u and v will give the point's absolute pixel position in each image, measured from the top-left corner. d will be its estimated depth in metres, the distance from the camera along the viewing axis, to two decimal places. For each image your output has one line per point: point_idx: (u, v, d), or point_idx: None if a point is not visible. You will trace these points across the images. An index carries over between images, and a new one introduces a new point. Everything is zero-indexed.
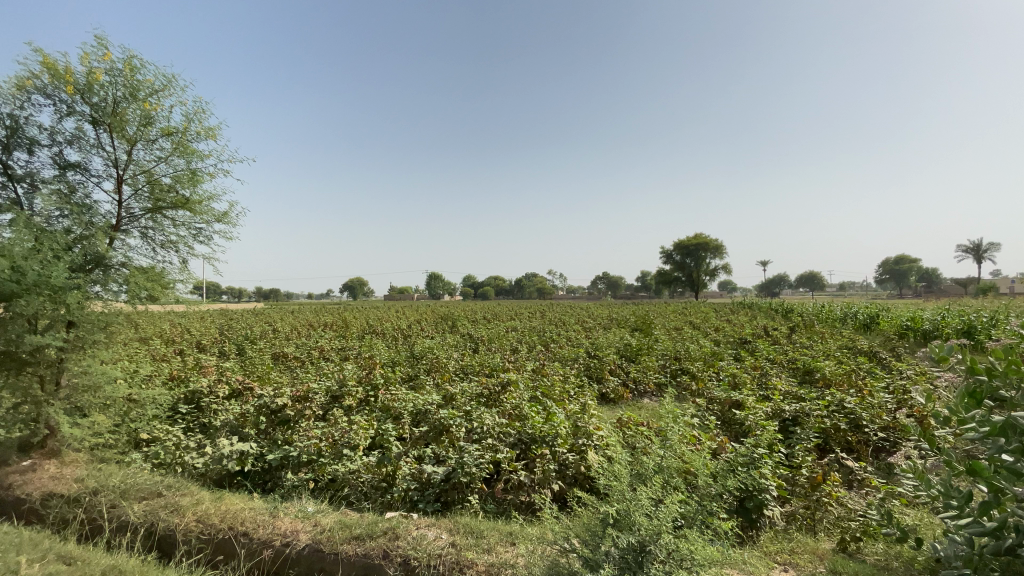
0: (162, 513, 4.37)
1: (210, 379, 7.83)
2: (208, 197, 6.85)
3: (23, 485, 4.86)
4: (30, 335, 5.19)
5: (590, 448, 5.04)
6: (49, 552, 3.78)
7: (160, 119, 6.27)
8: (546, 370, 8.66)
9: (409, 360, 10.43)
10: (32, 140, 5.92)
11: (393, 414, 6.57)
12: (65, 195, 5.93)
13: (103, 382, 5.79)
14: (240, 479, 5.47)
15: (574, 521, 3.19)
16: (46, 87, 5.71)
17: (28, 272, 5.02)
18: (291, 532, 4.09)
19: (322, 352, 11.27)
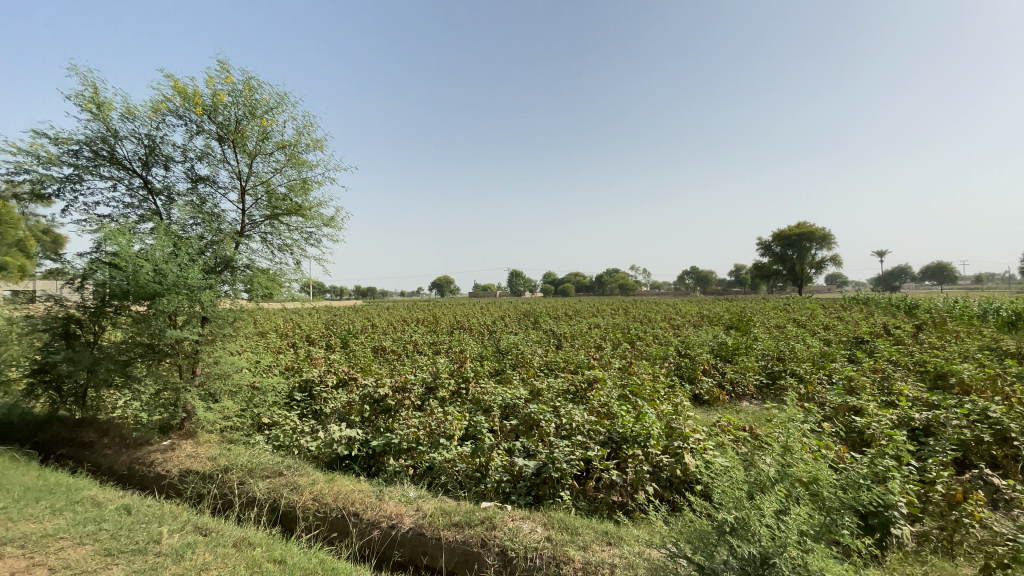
0: (283, 491, 4.85)
1: (320, 369, 8.58)
2: (317, 203, 7.47)
3: (164, 462, 5.65)
4: (172, 329, 5.96)
5: (686, 450, 4.80)
6: (188, 523, 4.33)
7: (275, 133, 6.92)
8: (635, 367, 8.42)
9: (495, 355, 10.66)
10: (167, 156, 6.79)
11: (483, 407, 6.76)
12: (198, 206, 6.76)
13: (232, 371, 6.54)
14: (348, 462, 5.91)
15: (682, 526, 3.08)
16: (178, 109, 6.52)
17: (169, 274, 5.79)
18: (396, 515, 4.35)
19: (415, 346, 11.85)
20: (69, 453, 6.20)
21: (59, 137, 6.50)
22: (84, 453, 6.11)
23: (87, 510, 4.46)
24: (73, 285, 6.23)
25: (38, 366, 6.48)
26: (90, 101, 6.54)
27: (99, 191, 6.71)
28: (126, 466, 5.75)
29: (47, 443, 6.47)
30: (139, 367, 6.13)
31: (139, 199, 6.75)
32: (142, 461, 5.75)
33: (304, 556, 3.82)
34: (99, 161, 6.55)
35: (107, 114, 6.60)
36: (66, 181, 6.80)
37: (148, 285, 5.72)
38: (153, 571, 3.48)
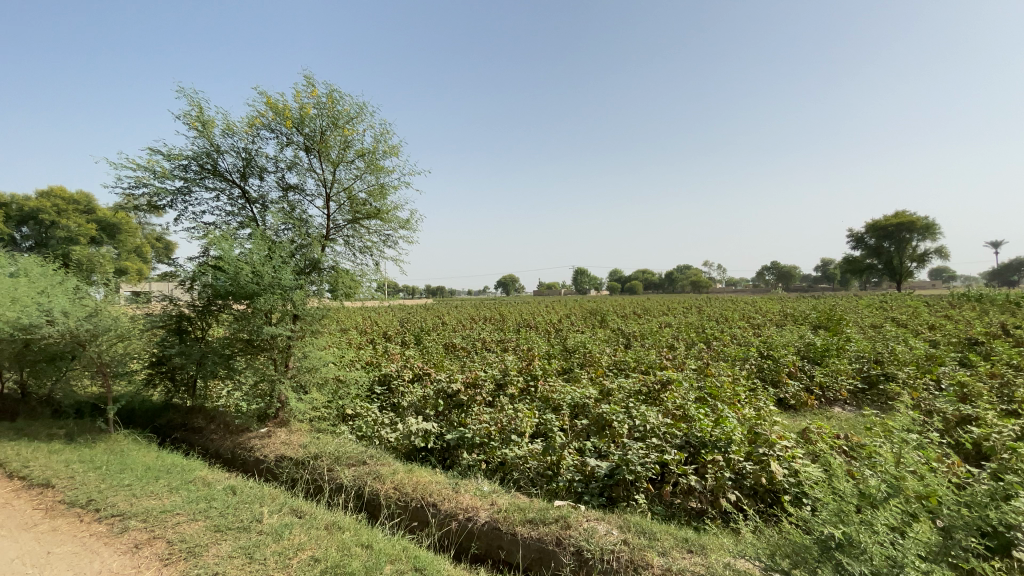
0: (367, 479, 5.13)
1: (396, 364, 8.99)
2: (393, 207, 7.81)
3: (262, 447, 6.17)
4: (267, 327, 6.49)
5: (773, 458, 4.51)
6: (284, 505, 4.69)
7: (355, 142, 7.32)
8: (711, 368, 8.06)
9: (563, 353, 10.61)
10: (262, 167, 7.39)
11: (552, 405, 6.76)
12: (289, 212, 7.31)
13: (318, 364, 7.02)
14: (424, 454, 6.13)
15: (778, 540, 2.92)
16: (271, 123, 7.08)
17: (265, 275, 6.32)
18: (472, 508, 4.47)
19: (483, 343, 12.06)
20: (184, 436, 6.94)
21: (172, 154, 7.27)
22: (196, 437, 6.82)
23: (199, 489, 4.96)
24: (185, 287, 6.95)
25: (156, 358, 7.31)
26: (197, 120, 7.26)
27: (205, 201, 7.44)
28: (230, 450, 6.35)
29: (166, 427, 7.29)
30: (241, 360, 6.74)
31: (238, 207, 7.41)
32: (243, 445, 6.32)
33: (388, 542, 4.03)
34: (204, 173, 7.25)
35: (211, 132, 7.30)
36: (177, 193, 7.60)
37: (247, 285, 6.27)
38: (256, 548, 3.82)
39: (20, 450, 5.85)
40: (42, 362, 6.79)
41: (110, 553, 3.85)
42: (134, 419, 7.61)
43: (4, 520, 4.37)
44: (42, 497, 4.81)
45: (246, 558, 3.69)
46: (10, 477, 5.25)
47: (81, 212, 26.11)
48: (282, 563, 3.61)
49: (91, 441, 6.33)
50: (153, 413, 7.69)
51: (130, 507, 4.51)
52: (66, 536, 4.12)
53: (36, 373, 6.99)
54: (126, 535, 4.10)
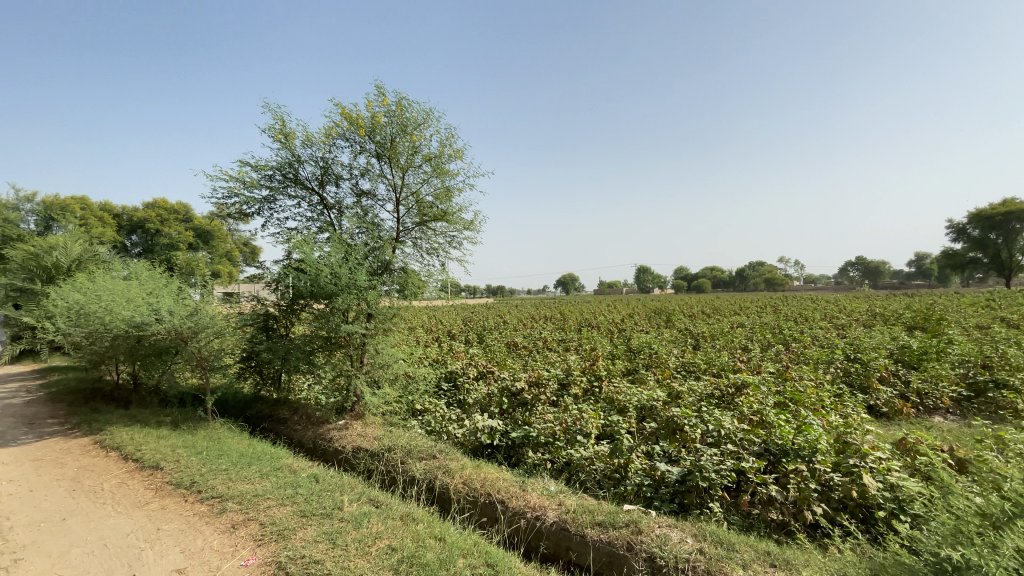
0: (437, 473, 5.29)
1: (462, 362, 9.21)
2: (458, 209, 8.00)
3: (341, 438, 6.54)
4: (344, 325, 6.88)
5: (865, 469, 4.16)
6: (362, 494, 4.95)
7: (422, 147, 7.57)
8: (790, 371, 7.57)
9: (628, 354, 10.38)
10: (337, 175, 7.83)
11: (618, 406, 6.64)
12: (362, 217, 7.70)
13: (390, 361, 7.34)
14: (490, 450, 6.24)
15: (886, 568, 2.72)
16: (345, 133, 7.48)
17: (342, 276, 6.70)
18: (540, 507, 4.48)
19: (545, 343, 12.05)
20: (271, 426, 7.50)
21: (259, 165, 7.87)
22: (282, 427, 7.35)
23: (286, 476, 5.34)
24: (270, 288, 7.50)
25: (246, 354, 7.95)
26: (280, 133, 7.80)
27: (288, 209, 7.99)
28: (311, 441, 6.78)
29: (255, 417, 7.91)
30: (321, 356, 7.18)
31: (317, 213, 7.89)
32: (323, 436, 6.73)
33: (460, 536, 4.13)
34: (287, 183, 7.79)
35: (292, 143, 7.82)
36: (264, 202, 8.22)
37: (327, 285, 6.67)
38: (338, 534, 4.05)
39: (135, 435, 6.58)
40: (151, 357, 7.59)
41: (211, 532, 4.23)
42: (229, 409, 8.35)
43: (124, 497, 4.92)
44: (154, 477, 5.38)
45: (330, 543, 3.92)
46: (128, 458, 5.91)
47: (181, 221, 28.86)
48: (362, 550, 3.80)
49: (193, 428, 6.99)
50: (244, 404, 8.38)
51: (227, 490, 4.94)
52: (174, 514, 4.58)
53: (147, 366, 7.83)
54: (225, 515, 4.50)
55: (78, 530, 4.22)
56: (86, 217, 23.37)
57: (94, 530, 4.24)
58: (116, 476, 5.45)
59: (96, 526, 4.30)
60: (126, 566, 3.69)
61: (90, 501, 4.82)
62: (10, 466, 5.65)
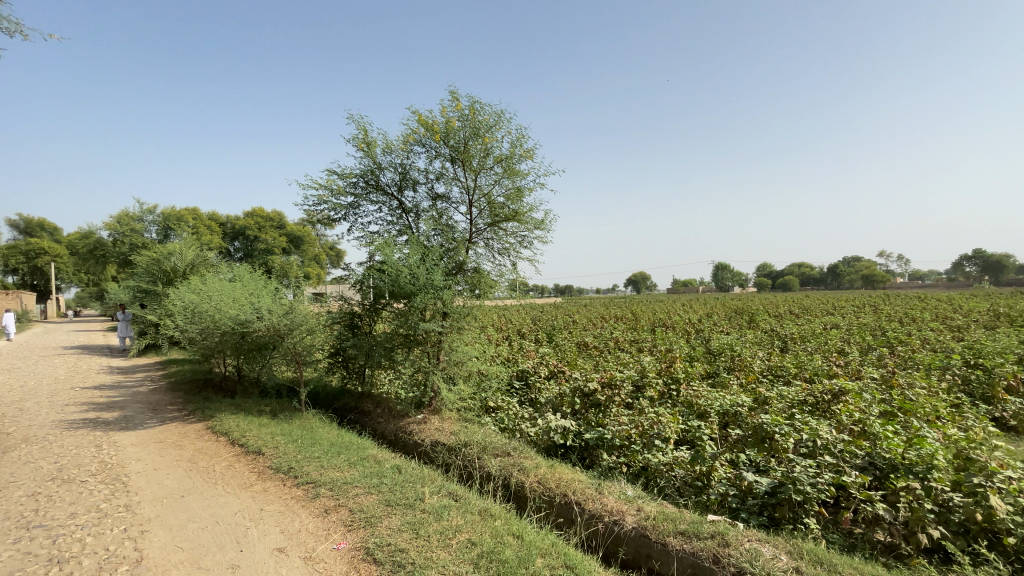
0: (513, 471, 5.35)
1: (533, 361, 9.24)
2: (529, 209, 8.04)
3: (420, 432, 6.82)
4: (422, 323, 7.15)
5: (992, 490, 3.62)
6: (442, 487, 5.11)
7: (494, 149, 7.68)
8: (896, 378, 6.82)
9: (707, 356, 9.88)
10: (414, 180, 8.16)
11: (698, 411, 6.33)
12: (437, 219, 7.98)
13: (464, 359, 7.52)
14: (564, 450, 6.20)
15: None
16: (422, 139, 7.77)
17: (420, 277, 6.98)
18: (618, 511, 4.38)
19: (617, 343, 11.78)
20: (357, 417, 7.97)
21: (344, 174, 8.39)
22: (367, 419, 7.78)
23: (371, 465, 5.65)
24: (354, 288, 7.96)
25: (334, 350, 8.51)
26: (363, 142, 8.26)
27: (370, 214, 8.45)
28: (393, 433, 7.11)
29: (343, 409, 8.45)
30: (400, 353, 7.52)
31: (396, 217, 8.28)
32: (403, 429, 7.04)
33: (538, 535, 4.13)
34: (369, 189, 8.23)
35: (373, 151, 8.25)
36: (349, 208, 8.75)
37: (406, 285, 6.98)
38: (420, 525, 4.20)
39: (240, 422, 7.25)
40: (253, 351, 8.34)
41: (306, 515, 4.56)
42: (319, 401, 8.99)
43: (232, 479, 5.44)
44: (257, 461, 5.90)
45: (413, 533, 4.08)
46: (235, 443, 6.54)
47: (275, 228, 31.41)
48: (443, 542, 3.92)
49: (288, 418, 7.59)
50: (332, 397, 8.98)
51: (319, 477, 5.30)
52: (274, 496, 4.99)
53: (249, 360, 8.61)
54: (318, 500, 4.84)
55: (194, 506, 4.71)
56: (197, 225, 26.13)
57: (207, 507, 4.72)
58: (225, 459, 6.04)
59: (209, 504, 4.79)
60: (236, 542, 4.07)
61: (204, 481, 5.38)
62: (140, 446, 6.44)
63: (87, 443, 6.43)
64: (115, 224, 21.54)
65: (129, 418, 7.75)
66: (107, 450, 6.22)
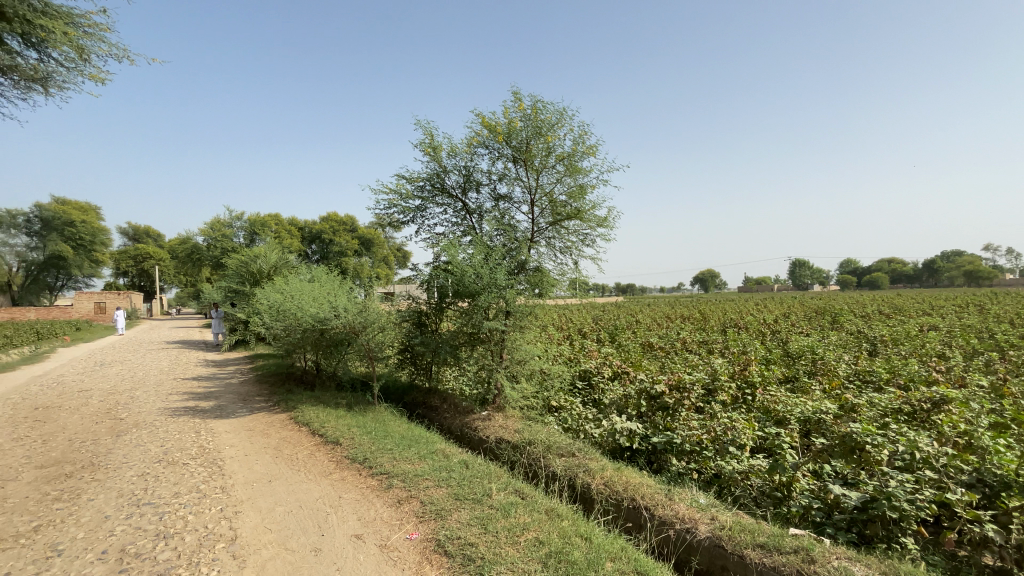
0: (578, 471, 5.30)
1: (596, 361, 9.11)
2: (592, 206, 7.93)
3: (485, 428, 6.94)
4: (486, 321, 7.27)
5: None
6: (508, 484, 5.16)
7: (556, 147, 7.66)
8: (1012, 387, 6.04)
9: (784, 359, 9.26)
10: (478, 181, 8.31)
11: (776, 417, 5.95)
12: (500, 219, 8.09)
13: (528, 358, 7.56)
14: (630, 454, 6.06)
15: None
16: (485, 141, 7.90)
17: (486, 278, 7.11)
18: (690, 519, 4.22)
19: (684, 344, 11.34)
20: (424, 412, 8.24)
21: (412, 178, 8.70)
22: (434, 414, 8.03)
23: (440, 459, 5.82)
24: (421, 288, 8.23)
25: (403, 347, 8.85)
26: (429, 147, 8.53)
27: (436, 216, 8.72)
28: (459, 429, 7.29)
29: (412, 403, 8.77)
30: (466, 351, 7.70)
31: (461, 218, 8.48)
32: (469, 425, 7.20)
33: (606, 538, 4.08)
34: (435, 192, 8.48)
35: (439, 155, 8.49)
36: (416, 211, 9.08)
37: (471, 284, 7.14)
38: (488, 520, 4.27)
39: (320, 413, 7.73)
40: (331, 346, 8.81)
41: (381, 504, 4.78)
42: (390, 395, 9.40)
43: (313, 467, 5.82)
44: (335, 451, 6.27)
45: (481, 528, 4.16)
46: (316, 434, 6.97)
47: (348, 231, 33.14)
48: (511, 539, 3.96)
49: (362, 410, 7.99)
50: (402, 392, 9.36)
51: (392, 468, 5.55)
52: (351, 485, 5.28)
53: (327, 355, 9.13)
54: (391, 491, 5.06)
55: (281, 491, 5.09)
56: (279, 230, 28.17)
57: (292, 492, 5.08)
58: (307, 448, 6.46)
59: (293, 490, 5.15)
60: (317, 526, 4.34)
61: (289, 468, 5.79)
62: (233, 433, 7.04)
63: (188, 429, 7.12)
64: (210, 230, 23.65)
65: (223, 407, 8.49)
66: (205, 436, 6.86)
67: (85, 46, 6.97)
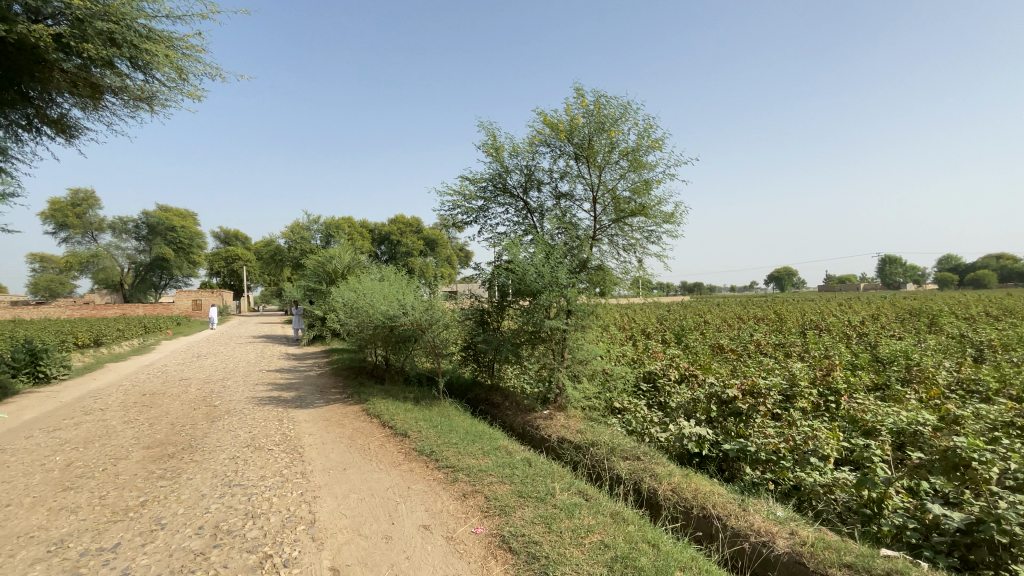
0: (644, 475, 5.16)
1: (662, 363, 8.83)
2: (657, 202, 7.68)
3: (547, 428, 6.92)
4: (548, 320, 7.25)
5: None
6: (572, 485, 5.12)
7: (620, 143, 7.49)
8: None
9: (873, 365, 8.50)
10: (539, 180, 8.31)
11: (864, 428, 5.47)
12: (561, 218, 8.07)
13: (591, 357, 7.46)
14: (699, 460, 5.81)
15: None
16: (547, 139, 7.88)
17: (548, 276, 7.10)
18: (767, 533, 3.98)
19: (758, 346, 10.72)
20: (487, 409, 8.36)
21: (476, 179, 8.86)
22: (496, 411, 8.12)
23: (503, 456, 5.89)
24: (483, 287, 8.34)
25: (466, 344, 9.03)
26: (492, 147, 8.64)
27: (499, 215, 8.83)
28: (521, 426, 7.32)
29: (475, 399, 8.93)
30: (528, 349, 7.72)
31: (522, 217, 8.52)
32: (531, 424, 7.22)
33: (675, 547, 3.94)
34: (497, 192, 8.57)
35: (501, 155, 8.58)
36: (479, 211, 9.23)
37: (533, 283, 7.16)
38: (552, 520, 4.26)
39: (389, 406, 8.07)
40: (399, 342, 9.14)
41: (447, 497, 4.92)
42: (454, 391, 9.64)
43: (383, 457, 6.09)
44: (403, 443, 6.52)
45: (545, 527, 4.16)
46: (386, 425, 7.29)
47: (413, 232, 34.44)
48: (576, 540, 3.93)
49: (428, 404, 8.25)
50: (466, 388, 9.56)
51: (457, 462, 5.68)
52: (419, 476, 5.47)
53: (396, 350, 9.49)
54: (456, 484, 5.19)
55: (355, 479, 5.37)
56: (352, 232, 29.82)
57: (365, 480, 5.35)
58: (378, 439, 6.77)
59: (366, 478, 5.42)
60: (388, 514, 4.54)
61: (362, 457, 6.09)
62: (311, 422, 7.52)
63: (272, 417, 7.69)
64: (291, 233, 25.43)
65: (302, 398, 9.09)
66: (287, 424, 7.38)
67: (183, 66, 7.70)
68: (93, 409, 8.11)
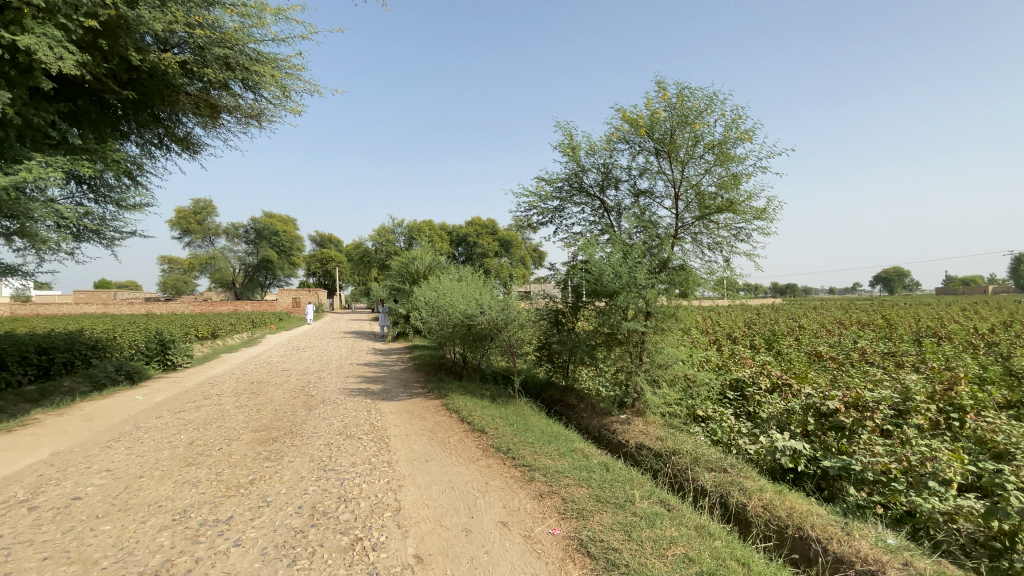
0: (732, 489, 4.87)
1: (750, 370, 8.28)
2: (747, 197, 7.21)
3: (625, 432, 6.77)
4: (625, 322, 7.08)
5: None
6: (652, 493, 4.96)
7: (706, 135, 7.14)
8: None
9: (1008, 379, 7.35)
10: (617, 178, 8.12)
11: (995, 451, 4.74)
12: (640, 216, 7.85)
13: (671, 361, 7.16)
14: (795, 476, 5.37)
15: None
16: (626, 135, 7.69)
17: (626, 276, 6.93)
18: (876, 562, 3.58)
19: (863, 354, 9.71)
20: (563, 410, 8.34)
21: (552, 179, 8.84)
22: (572, 412, 8.08)
23: (580, 458, 5.83)
24: (558, 287, 8.31)
25: (541, 345, 9.06)
26: (568, 147, 8.59)
27: (575, 215, 8.76)
28: (597, 429, 7.22)
29: (550, 400, 8.93)
30: (605, 352, 7.58)
31: (599, 216, 8.40)
32: (607, 427, 7.10)
33: (766, 567, 3.68)
34: (573, 192, 8.50)
35: (578, 154, 8.49)
36: (555, 212, 9.21)
37: (610, 283, 7.02)
38: (632, 528, 4.15)
39: (467, 402, 8.30)
40: (476, 341, 9.38)
41: (525, 496, 4.95)
42: (529, 391, 9.73)
43: (463, 452, 6.27)
44: (480, 439, 6.68)
45: (625, 535, 4.06)
46: (465, 421, 7.50)
47: (490, 234, 35.30)
48: (657, 551, 3.79)
49: (505, 403, 8.36)
50: (541, 388, 9.60)
51: (534, 461, 5.71)
52: (496, 473, 5.58)
53: (473, 349, 9.74)
54: (533, 484, 5.22)
55: (436, 471, 5.59)
56: (433, 234, 31.11)
57: (445, 473, 5.54)
58: (457, 434, 6.99)
59: (447, 471, 5.61)
60: (467, 508, 4.67)
61: (442, 450, 6.31)
62: (396, 414, 7.93)
63: (361, 408, 8.21)
64: (377, 236, 27.01)
65: (387, 391, 9.62)
66: (374, 415, 7.85)
67: (287, 84, 8.46)
68: (211, 394, 9.14)
